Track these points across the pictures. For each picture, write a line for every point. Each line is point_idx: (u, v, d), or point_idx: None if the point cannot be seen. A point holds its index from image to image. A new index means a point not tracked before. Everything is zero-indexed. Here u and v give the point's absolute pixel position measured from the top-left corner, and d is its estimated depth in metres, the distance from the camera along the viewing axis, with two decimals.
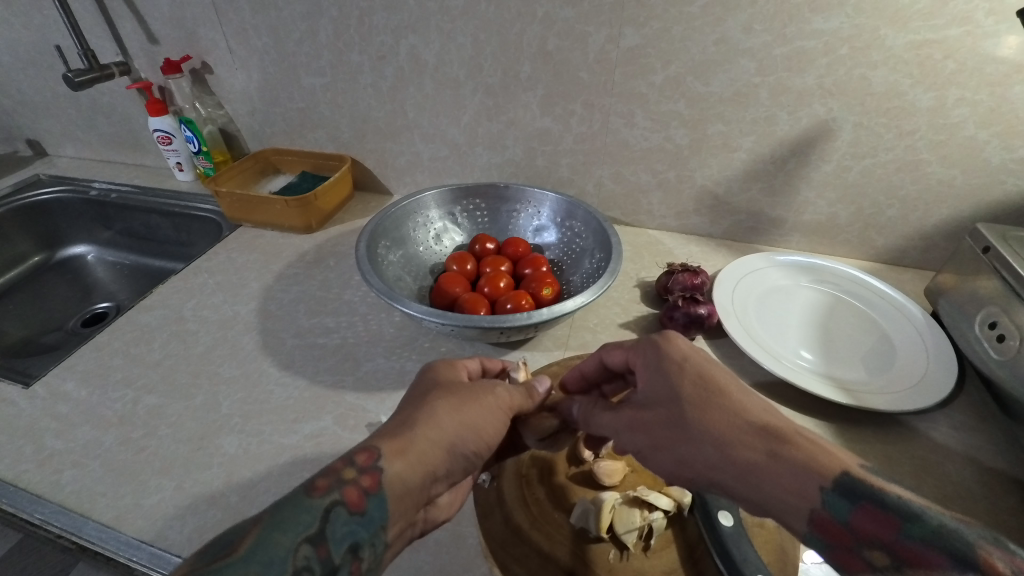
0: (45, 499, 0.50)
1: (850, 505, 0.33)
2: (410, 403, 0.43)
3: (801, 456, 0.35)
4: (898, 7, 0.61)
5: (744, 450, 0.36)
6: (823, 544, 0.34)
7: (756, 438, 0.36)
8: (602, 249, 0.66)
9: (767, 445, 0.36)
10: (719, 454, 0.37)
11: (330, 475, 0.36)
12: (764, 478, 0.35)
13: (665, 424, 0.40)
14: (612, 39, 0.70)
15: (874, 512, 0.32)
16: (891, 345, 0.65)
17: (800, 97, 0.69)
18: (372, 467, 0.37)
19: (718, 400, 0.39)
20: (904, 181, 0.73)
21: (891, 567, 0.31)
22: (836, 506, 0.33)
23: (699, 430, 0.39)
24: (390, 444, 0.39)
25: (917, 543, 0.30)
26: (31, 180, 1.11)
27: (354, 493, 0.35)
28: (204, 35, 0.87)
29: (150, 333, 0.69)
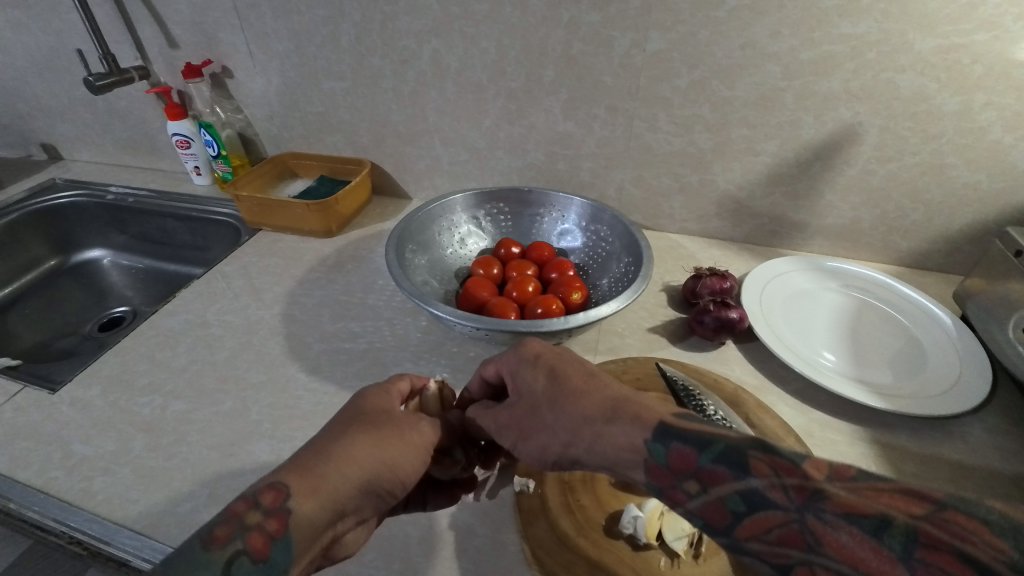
0: (75, 507, 0.50)
1: (665, 447, 0.34)
2: (326, 435, 0.40)
3: (632, 415, 0.37)
4: (926, 11, 0.61)
5: (588, 421, 0.38)
6: (654, 490, 0.34)
7: (593, 410, 0.39)
8: (630, 253, 0.66)
9: (602, 415, 0.38)
10: (567, 435, 0.39)
11: (232, 520, 0.35)
12: (603, 442, 0.37)
13: (530, 415, 0.43)
14: (638, 43, 0.70)
15: (680, 449, 0.33)
16: (921, 349, 0.64)
17: (825, 101, 0.69)
18: (279, 509, 0.35)
19: (566, 384, 0.41)
20: (928, 185, 0.72)
21: (700, 492, 0.32)
22: (656, 452, 0.34)
23: (550, 416, 0.41)
24: (300, 480, 0.36)
25: (712, 465, 0.32)
26: (46, 184, 1.11)
27: (258, 539, 0.34)
28: (224, 40, 0.87)
29: (174, 338, 0.68)
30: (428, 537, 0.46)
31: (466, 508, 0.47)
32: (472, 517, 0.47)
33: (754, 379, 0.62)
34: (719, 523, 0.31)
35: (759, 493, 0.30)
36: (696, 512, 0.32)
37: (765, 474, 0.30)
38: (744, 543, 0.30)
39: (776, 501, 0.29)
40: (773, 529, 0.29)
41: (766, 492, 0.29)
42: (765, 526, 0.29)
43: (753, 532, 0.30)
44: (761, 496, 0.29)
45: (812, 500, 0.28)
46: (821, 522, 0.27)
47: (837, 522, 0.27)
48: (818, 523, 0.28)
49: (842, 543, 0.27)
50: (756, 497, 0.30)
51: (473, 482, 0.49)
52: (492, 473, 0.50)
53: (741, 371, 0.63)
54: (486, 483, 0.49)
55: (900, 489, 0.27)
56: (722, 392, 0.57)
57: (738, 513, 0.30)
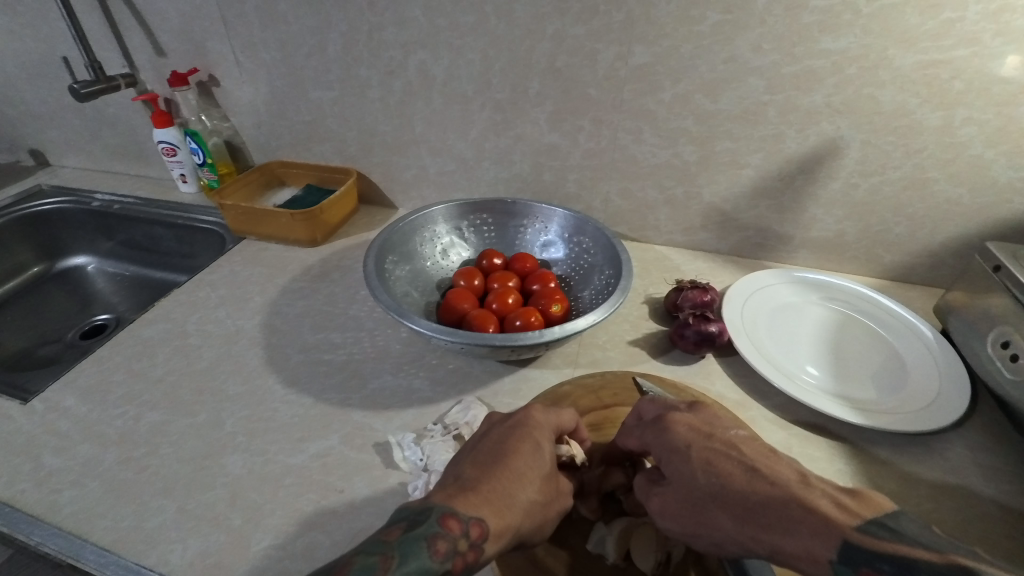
0: (42, 521, 0.49)
1: (852, 570, 0.35)
2: (511, 475, 0.44)
3: (815, 520, 0.38)
4: (906, 27, 0.61)
5: (765, 528, 0.39)
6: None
7: (771, 510, 0.39)
8: (611, 265, 0.66)
9: (777, 519, 0.39)
10: (743, 537, 0.40)
11: (448, 538, 0.38)
12: (788, 552, 0.38)
13: (692, 510, 0.43)
14: (622, 56, 0.70)
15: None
16: (903, 364, 0.64)
17: (808, 115, 0.69)
18: (478, 545, 0.39)
19: (733, 477, 0.42)
20: (911, 199, 0.73)
21: None
22: (844, 573, 0.35)
23: (723, 516, 0.41)
24: (496, 522, 0.40)
25: None
26: (33, 190, 1.10)
27: (460, 565, 0.38)
28: (213, 49, 0.87)
29: (153, 348, 0.68)
30: None
31: None
32: None
33: (736, 394, 0.62)
34: None
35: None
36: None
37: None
38: None
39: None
40: None
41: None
42: None
43: None
44: None
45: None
46: None
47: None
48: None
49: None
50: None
51: None
52: None
53: (723, 386, 0.63)
54: None
55: None
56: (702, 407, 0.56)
57: None
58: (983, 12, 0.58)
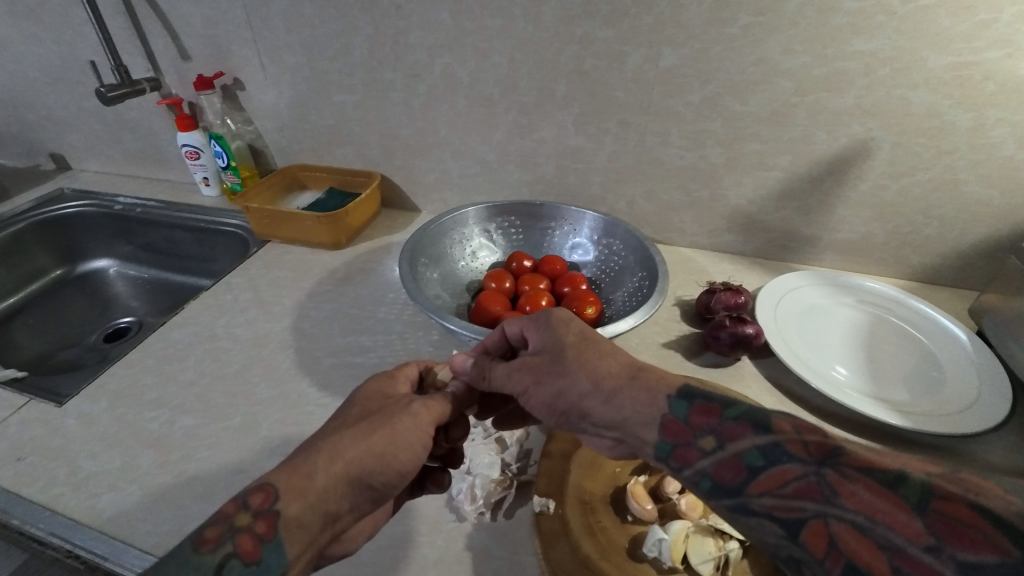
0: (82, 525, 0.48)
1: (688, 404, 0.38)
2: (320, 432, 0.41)
3: (657, 376, 0.41)
4: (939, 28, 0.61)
5: (611, 377, 0.41)
6: (667, 445, 0.37)
7: (620, 368, 0.42)
8: (644, 268, 0.66)
9: (625, 372, 0.41)
10: (588, 382, 0.41)
11: (221, 522, 0.36)
12: (625, 397, 0.40)
13: (548, 365, 0.44)
14: (650, 58, 0.70)
15: (707, 404, 0.37)
16: (938, 366, 0.64)
17: (837, 116, 0.69)
18: (268, 512, 0.36)
19: (596, 343, 0.44)
20: (940, 200, 0.72)
21: (717, 448, 0.35)
22: (678, 408, 0.38)
23: (577, 369, 0.42)
24: (286, 480, 0.37)
25: (735, 422, 0.35)
26: (53, 194, 1.11)
27: (247, 541, 0.35)
28: (236, 52, 0.87)
29: (183, 351, 0.67)
30: (443, 559, 0.45)
31: (482, 529, 0.46)
32: (489, 538, 0.46)
33: (772, 396, 0.62)
34: (732, 479, 0.34)
35: (780, 447, 0.33)
36: (710, 468, 0.35)
37: (786, 432, 0.34)
38: (753, 500, 0.33)
39: (796, 454, 0.32)
40: (790, 482, 0.32)
41: (785, 446, 0.33)
42: (781, 481, 0.32)
43: (765, 489, 0.32)
44: (781, 451, 0.33)
45: (831, 455, 0.31)
46: (839, 475, 0.30)
47: (854, 475, 0.30)
48: (836, 476, 0.30)
49: (858, 494, 0.29)
50: (774, 450, 0.33)
51: (490, 501, 0.48)
52: (509, 492, 0.49)
53: (758, 388, 0.63)
54: (503, 503, 0.48)
55: (919, 459, 0.30)
56: None
57: (754, 469, 0.33)
58: (1016, 14, 0.58)
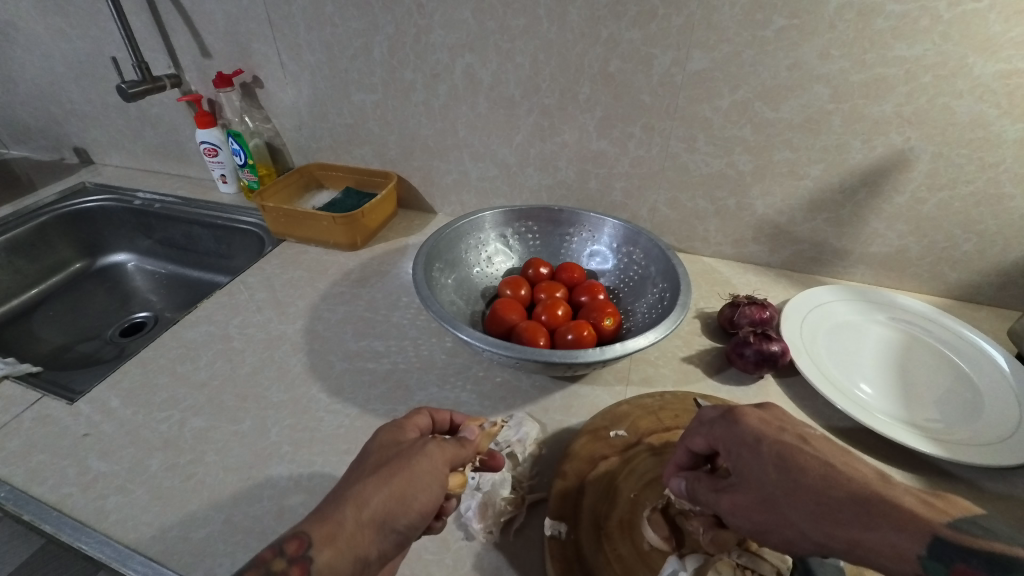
0: (89, 527, 0.48)
1: (945, 568, 0.27)
2: None
3: (897, 513, 0.30)
4: (988, 35, 0.57)
5: (833, 519, 0.32)
6: None
7: (841, 505, 0.33)
8: (666, 279, 0.63)
9: (850, 504, 0.32)
10: (812, 516, 0.34)
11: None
12: (861, 550, 0.30)
13: (754, 499, 0.38)
14: (679, 61, 0.68)
15: (971, 570, 0.26)
16: (976, 391, 0.60)
17: (875, 125, 0.66)
18: (301, 557, 0.36)
19: (803, 471, 0.36)
20: (983, 215, 0.68)
21: None
22: (935, 573, 0.28)
23: (794, 510, 0.35)
24: None
25: None
26: (76, 188, 1.12)
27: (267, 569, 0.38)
28: (257, 50, 0.87)
29: (196, 351, 0.67)
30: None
31: (492, 550, 0.45)
32: (500, 559, 0.44)
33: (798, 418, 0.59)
34: None
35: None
36: None
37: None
38: None
39: None
40: None
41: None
42: None
43: None
44: None
45: None
46: None
47: None
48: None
49: None
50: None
51: (500, 519, 0.46)
52: (520, 511, 0.47)
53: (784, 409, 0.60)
54: (513, 521, 0.46)
55: None
56: None
57: None
58: None
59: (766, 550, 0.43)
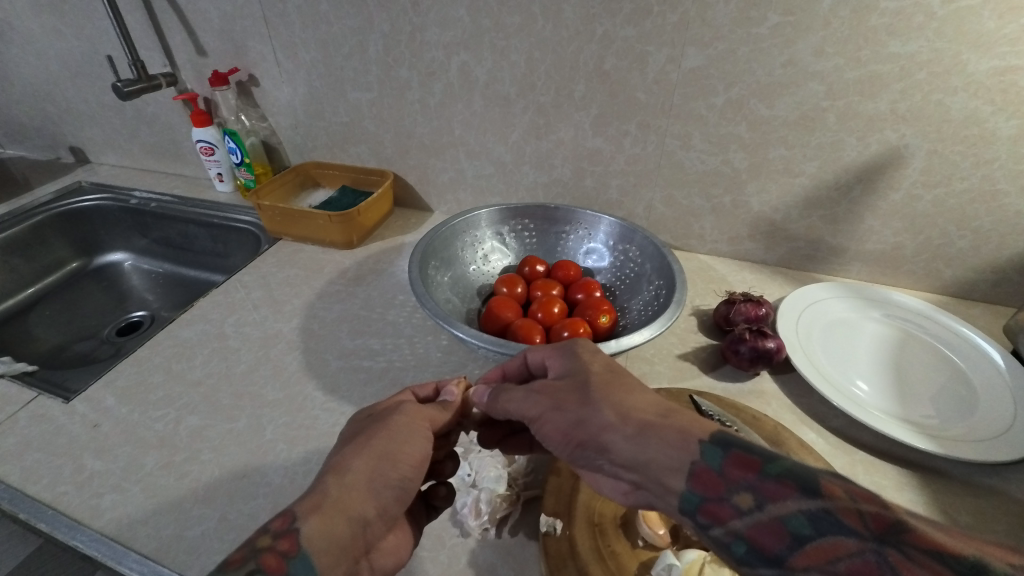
0: (84, 526, 0.48)
1: (722, 454, 0.35)
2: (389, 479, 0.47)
3: (685, 417, 0.38)
4: (982, 31, 0.57)
5: (638, 411, 0.39)
6: (696, 496, 0.34)
7: (647, 406, 0.39)
8: (661, 276, 0.63)
9: (656, 414, 0.39)
10: (615, 415, 0.39)
11: None
12: (655, 437, 0.37)
13: (570, 395, 0.42)
14: (674, 59, 0.68)
15: (743, 456, 0.34)
16: (970, 387, 0.60)
17: (870, 122, 0.66)
18: (288, 530, 0.37)
19: (622, 379, 0.42)
20: (977, 212, 0.68)
21: (754, 508, 0.32)
22: (710, 456, 0.35)
23: (604, 402, 0.40)
24: None
25: (779, 480, 0.32)
26: (72, 187, 1.12)
27: (271, 559, 0.36)
28: (252, 48, 0.87)
29: (192, 350, 0.67)
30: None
31: (487, 547, 0.45)
32: (495, 556, 0.44)
33: (793, 415, 0.59)
34: (770, 544, 0.31)
35: (831, 516, 0.30)
36: (746, 529, 0.32)
37: (838, 497, 0.31)
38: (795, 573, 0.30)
39: (851, 526, 0.29)
40: (841, 556, 0.29)
41: (837, 515, 0.30)
42: (830, 554, 0.29)
43: (811, 562, 0.29)
44: (830, 518, 0.30)
45: (891, 529, 0.29)
46: (900, 554, 0.28)
47: (919, 557, 0.27)
48: (897, 557, 0.28)
49: None
50: (824, 519, 0.30)
51: (495, 517, 0.46)
52: (514, 508, 0.47)
53: (779, 405, 0.60)
54: (508, 518, 0.46)
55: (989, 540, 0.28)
56: (763, 430, 0.54)
57: (800, 536, 0.30)
58: None
59: None
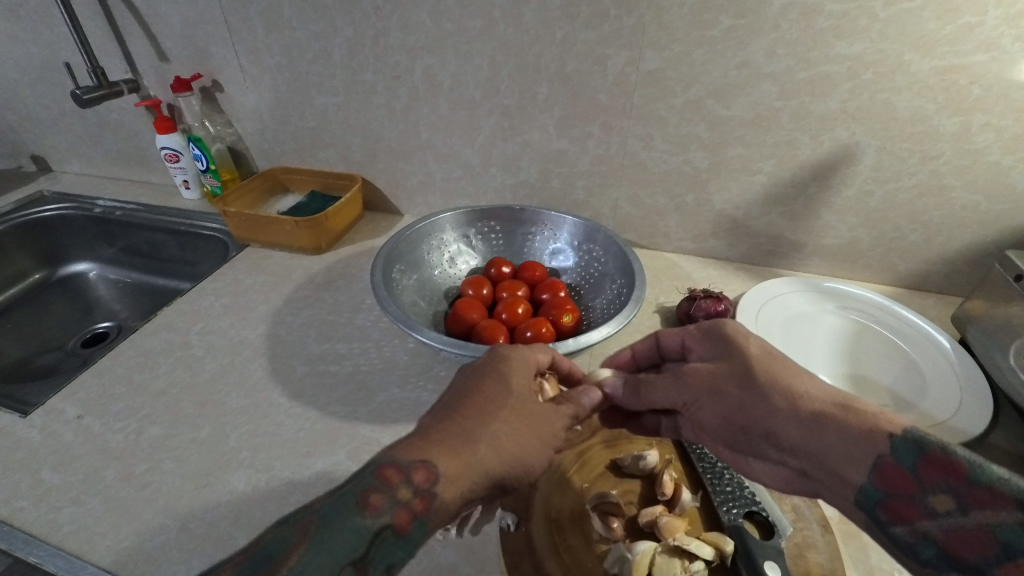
0: (41, 541, 0.47)
1: (916, 454, 0.34)
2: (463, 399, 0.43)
3: (872, 410, 0.38)
4: (923, 32, 0.60)
5: (806, 402, 0.40)
6: (877, 492, 0.36)
7: (822, 396, 0.40)
8: (623, 275, 0.64)
9: (834, 405, 0.39)
10: (781, 404, 0.41)
11: (385, 490, 0.36)
12: (828, 429, 0.38)
13: (730, 383, 0.44)
14: (632, 61, 0.69)
15: (942, 458, 0.33)
16: (920, 375, 0.63)
17: (822, 121, 0.68)
18: (426, 491, 0.37)
19: (785, 367, 0.43)
20: (927, 206, 0.71)
21: (955, 511, 0.32)
22: (901, 453, 0.35)
23: (769, 391, 0.42)
24: (448, 462, 0.38)
25: (988, 488, 0.30)
26: (34, 197, 1.09)
27: (404, 515, 0.36)
28: (215, 54, 0.86)
29: (155, 359, 0.66)
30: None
31: (449, 546, 0.45)
32: (456, 555, 0.45)
33: None
34: (970, 548, 0.31)
35: None
36: (942, 530, 0.32)
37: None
38: None
39: None
40: None
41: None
42: None
43: None
44: None
45: None
46: None
47: None
48: None
49: None
50: None
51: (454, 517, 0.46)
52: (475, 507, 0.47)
53: None
54: (469, 518, 0.46)
55: None
56: None
57: (1005, 546, 0.29)
58: (1003, 16, 0.57)
59: (712, 534, 0.45)
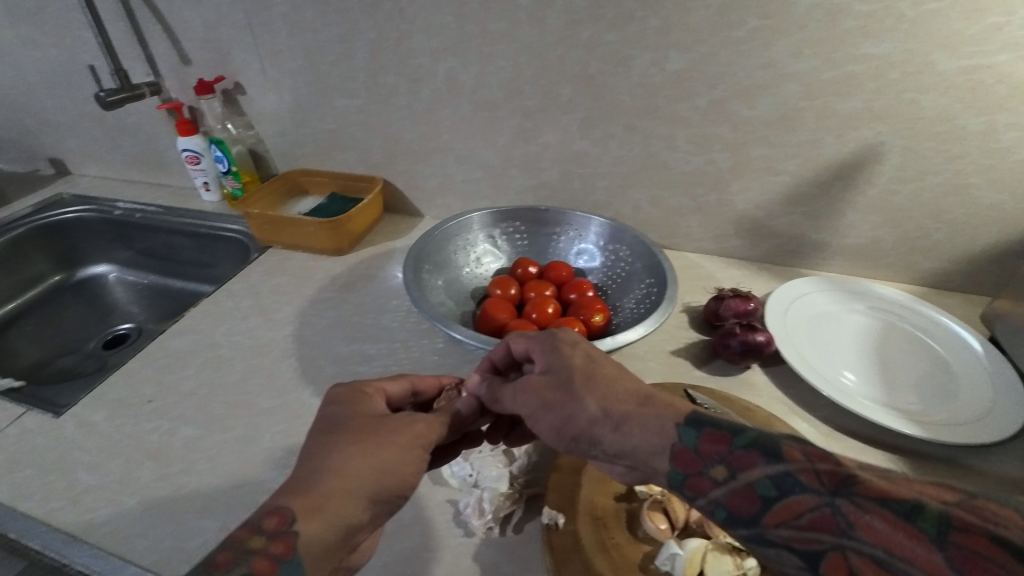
0: (80, 541, 0.47)
1: (696, 432, 0.35)
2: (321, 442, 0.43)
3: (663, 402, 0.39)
4: (949, 32, 0.60)
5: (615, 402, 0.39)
6: (679, 475, 0.35)
7: (626, 395, 0.40)
8: (651, 275, 0.65)
9: (637, 399, 0.39)
10: (598, 409, 0.40)
11: (234, 547, 0.37)
12: (630, 424, 0.38)
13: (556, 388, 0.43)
14: (657, 62, 0.70)
15: (715, 432, 0.35)
16: (949, 374, 0.62)
17: (847, 121, 0.68)
18: (284, 533, 0.37)
19: (597, 371, 0.42)
20: (952, 205, 0.71)
21: (729, 479, 0.33)
22: (686, 436, 0.36)
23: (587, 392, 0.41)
24: (301, 504, 0.38)
25: (746, 449, 0.33)
26: (53, 200, 1.10)
27: (262, 562, 0.36)
28: (237, 56, 0.87)
29: (183, 360, 0.66)
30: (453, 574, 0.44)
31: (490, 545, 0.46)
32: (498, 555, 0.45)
33: (784, 406, 0.60)
34: (745, 509, 0.32)
35: (792, 477, 0.31)
36: (725, 497, 0.33)
37: (798, 460, 0.32)
38: (769, 531, 0.31)
39: (810, 485, 0.30)
40: (803, 514, 0.30)
41: (798, 476, 0.31)
42: (794, 512, 0.31)
43: (781, 520, 0.31)
44: (791, 479, 0.31)
45: (844, 485, 0.30)
46: (854, 506, 0.29)
47: (869, 506, 0.28)
48: (851, 507, 0.29)
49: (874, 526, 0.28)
50: (786, 481, 0.31)
51: (497, 516, 0.47)
52: (516, 507, 0.48)
53: (769, 397, 0.61)
54: (510, 517, 0.48)
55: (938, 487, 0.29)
56: (754, 420, 0.56)
57: (767, 499, 0.32)
58: None
59: None
